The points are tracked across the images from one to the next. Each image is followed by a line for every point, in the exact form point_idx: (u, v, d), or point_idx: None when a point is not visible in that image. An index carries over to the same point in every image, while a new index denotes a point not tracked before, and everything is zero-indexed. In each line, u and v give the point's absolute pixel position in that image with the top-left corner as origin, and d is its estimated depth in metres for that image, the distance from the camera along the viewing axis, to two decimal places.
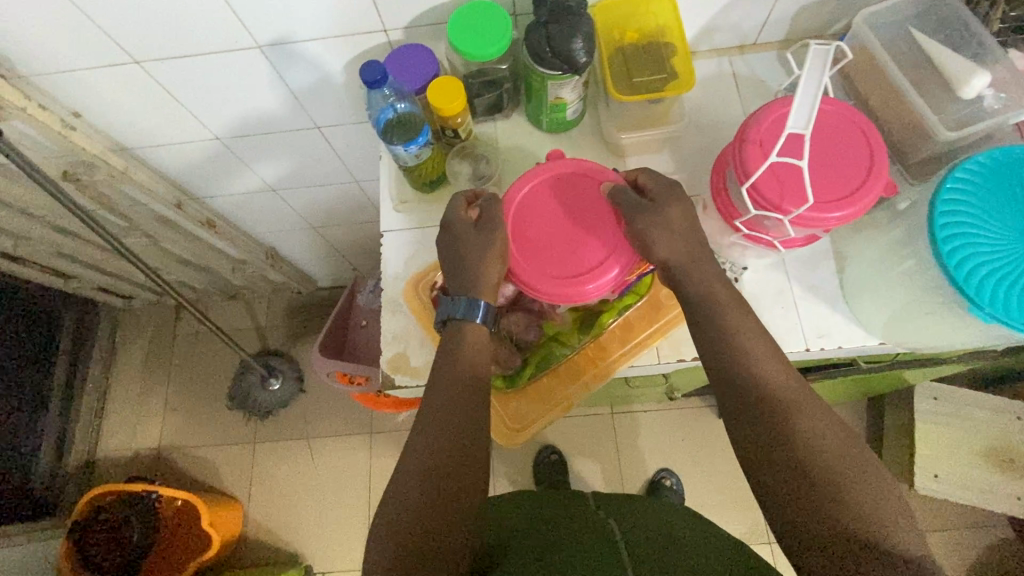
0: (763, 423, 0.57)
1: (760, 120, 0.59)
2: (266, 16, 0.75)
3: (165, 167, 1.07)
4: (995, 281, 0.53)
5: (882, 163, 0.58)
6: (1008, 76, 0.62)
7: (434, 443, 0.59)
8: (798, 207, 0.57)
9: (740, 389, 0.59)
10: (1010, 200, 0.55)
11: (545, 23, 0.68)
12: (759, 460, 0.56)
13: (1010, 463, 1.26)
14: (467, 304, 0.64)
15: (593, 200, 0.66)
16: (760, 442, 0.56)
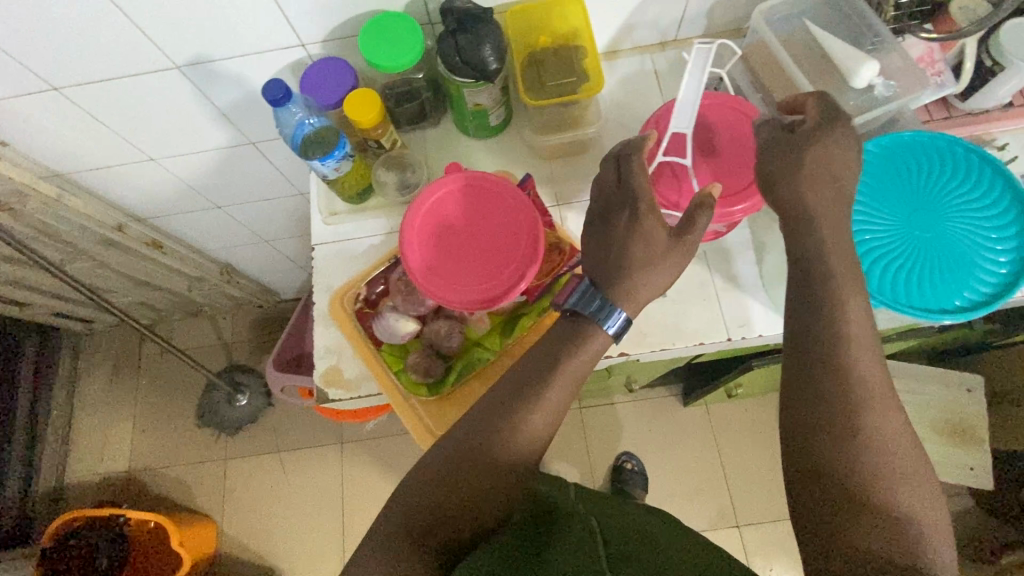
0: (820, 414, 0.54)
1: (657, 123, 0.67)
2: (180, 36, 0.75)
3: (104, 190, 1.06)
4: (883, 265, 0.61)
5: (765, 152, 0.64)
6: (900, 64, 0.64)
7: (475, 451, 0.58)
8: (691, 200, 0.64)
9: (803, 376, 0.56)
10: (893, 191, 0.63)
11: (454, 32, 0.68)
12: (799, 447, 0.55)
13: (962, 434, 1.29)
14: (604, 306, 0.60)
15: (488, 206, 0.61)
16: (809, 432, 0.54)
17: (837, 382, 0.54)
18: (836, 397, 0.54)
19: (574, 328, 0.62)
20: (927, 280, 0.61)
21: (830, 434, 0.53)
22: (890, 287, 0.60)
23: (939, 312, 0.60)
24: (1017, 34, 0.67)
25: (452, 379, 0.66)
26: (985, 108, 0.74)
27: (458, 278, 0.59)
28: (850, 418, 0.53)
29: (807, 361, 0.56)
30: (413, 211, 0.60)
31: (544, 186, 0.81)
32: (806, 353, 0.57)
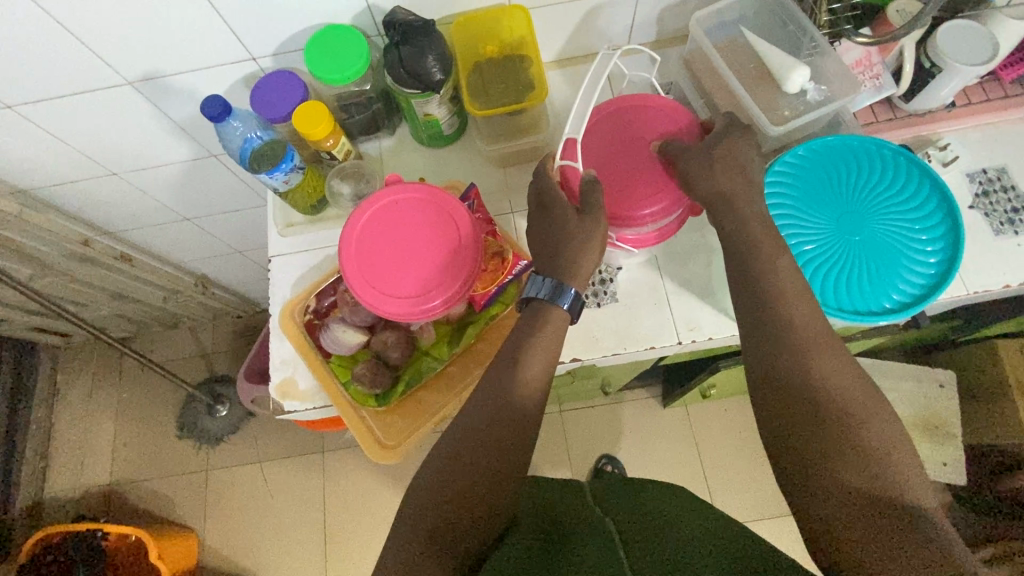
0: (811, 415, 0.53)
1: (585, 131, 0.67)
2: (129, 53, 0.75)
3: (70, 206, 1.06)
4: (814, 270, 0.63)
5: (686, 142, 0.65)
6: (833, 68, 0.65)
7: (457, 464, 0.57)
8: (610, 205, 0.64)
9: (783, 379, 0.55)
10: (823, 197, 0.65)
11: (397, 45, 0.69)
12: (800, 456, 0.52)
13: (937, 430, 1.28)
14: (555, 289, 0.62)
15: (422, 217, 0.60)
16: (807, 437, 0.52)
17: (814, 381, 0.54)
18: (819, 395, 0.53)
19: (517, 339, 0.62)
20: (856, 282, 0.63)
21: (829, 436, 0.51)
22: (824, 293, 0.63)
23: (871, 312, 0.63)
24: (954, 36, 0.68)
25: (401, 389, 0.67)
26: (928, 109, 0.75)
27: (395, 290, 0.58)
28: (839, 415, 0.52)
29: (780, 363, 0.55)
30: (348, 227, 0.59)
31: (498, 193, 0.82)
32: (775, 356, 0.56)
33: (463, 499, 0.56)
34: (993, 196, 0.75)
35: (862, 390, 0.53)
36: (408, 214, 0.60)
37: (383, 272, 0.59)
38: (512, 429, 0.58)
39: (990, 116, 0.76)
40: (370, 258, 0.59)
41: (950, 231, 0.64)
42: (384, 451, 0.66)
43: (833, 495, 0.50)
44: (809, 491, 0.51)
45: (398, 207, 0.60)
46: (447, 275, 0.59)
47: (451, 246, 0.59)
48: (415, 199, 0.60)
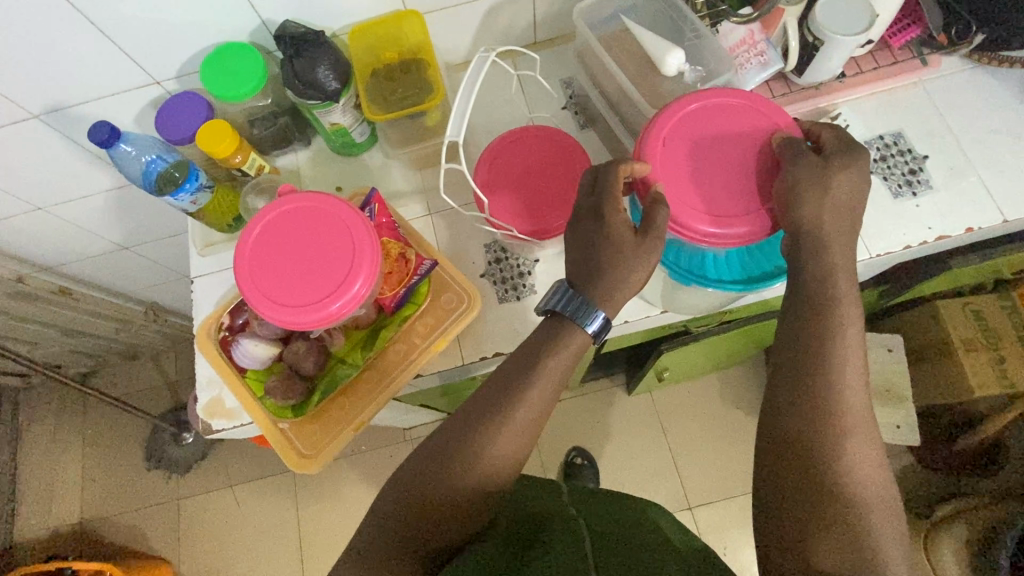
0: (807, 409, 0.54)
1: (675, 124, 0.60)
2: (28, 86, 0.75)
3: (3, 245, 1.06)
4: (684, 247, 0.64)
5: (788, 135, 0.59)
6: (714, 49, 0.66)
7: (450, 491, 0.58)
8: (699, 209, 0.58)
9: (794, 372, 0.56)
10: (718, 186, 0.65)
11: (291, 58, 0.69)
12: (785, 443, 0.54)
13: (888, 395, 1.31)
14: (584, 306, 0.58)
15: (310, 225, 0.60)
16: (794, 429, 0.54)
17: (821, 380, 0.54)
18: (821, 393, 0.54)
19: None
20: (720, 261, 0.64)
21: (815, 431, 0.53)
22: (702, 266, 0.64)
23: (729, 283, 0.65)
24: (831, 9, 0.70)
25: (317, 398, 0.67)
26: (820, 82, 0.77)
27: (295, 300, 0.58)
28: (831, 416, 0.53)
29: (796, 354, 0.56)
30: (238, 248, 0.60)
31: (414, 196, 0.83)
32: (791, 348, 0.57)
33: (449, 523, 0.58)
34: (891, 160, 0.77)
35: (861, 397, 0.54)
36: (295, 225, 0.60)
37: (282, 287, 0.59)
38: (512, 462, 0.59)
39: (881, 83, 0.79)
40: (266, 274, 0.59)
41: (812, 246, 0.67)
42: (304, 460, 0.67)
43: (793, 484, 0.53)
44: (775, 473, 0.54)
45: (286, 221, 0.61)
46: (343, 275, 0.59)
47: (344, 248, 0.60)
48: (300, 209, 0.61)
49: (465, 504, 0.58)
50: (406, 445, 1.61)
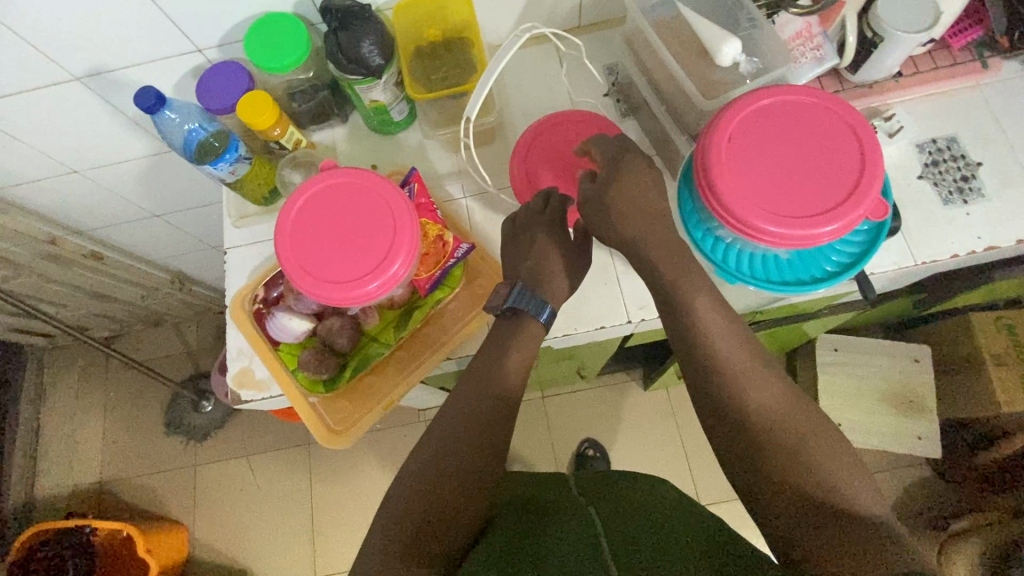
0: (748, 436, 0.55)
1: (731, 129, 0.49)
2: (73, 49, 0.75)
3: (39, 206, 1.07)
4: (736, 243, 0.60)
5: (863, 126, 0.48)
6: (771, 41, 0.64)
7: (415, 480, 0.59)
8: (775, 220, 0.48)
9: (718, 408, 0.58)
10: None
11: (336, 31, 0.68)
12: (748, 477, 0.55)
13: (910, 405, 1.29)
14: (537, 302, 0.65)
15: (346, 207, 0.60)
16: (747, 460, 0.55)
17: (744, 402, 0.57)
18: (754, 413, 0.56)
19: None
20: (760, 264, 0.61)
21: (769, 449, 0.54)
22: (749, 266, 0.61)
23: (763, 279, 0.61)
24: (894, 4, 0.67)
25: (348, 375, 0.67)
26: (874, 80, 0.75)
27: (333, 281, 0.58)
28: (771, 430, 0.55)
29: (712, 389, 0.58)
30: (276, 228, 0.59)
31: (449, 179, 0.82)
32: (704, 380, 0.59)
33: (431, 504, 0.57)
34: (943, 165, 0.74)
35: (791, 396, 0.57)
36: (330, 207, 0.60)
37: (320, 267, 0.59)
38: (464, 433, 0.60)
39: (938, 84, 0.76)
40: (303, 255, 0.59)
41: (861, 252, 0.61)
42: (333, 435, 0.67)
43: (780, 508, 0.52)
44: (761, 509, 0.54)
45: (321, 204, 0.60)
46: (380, 258, 0.58)
47: (381, 230, 0.59)
48: (334, 193, 0.60)
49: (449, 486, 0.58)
50: (420, 426, 1.62)
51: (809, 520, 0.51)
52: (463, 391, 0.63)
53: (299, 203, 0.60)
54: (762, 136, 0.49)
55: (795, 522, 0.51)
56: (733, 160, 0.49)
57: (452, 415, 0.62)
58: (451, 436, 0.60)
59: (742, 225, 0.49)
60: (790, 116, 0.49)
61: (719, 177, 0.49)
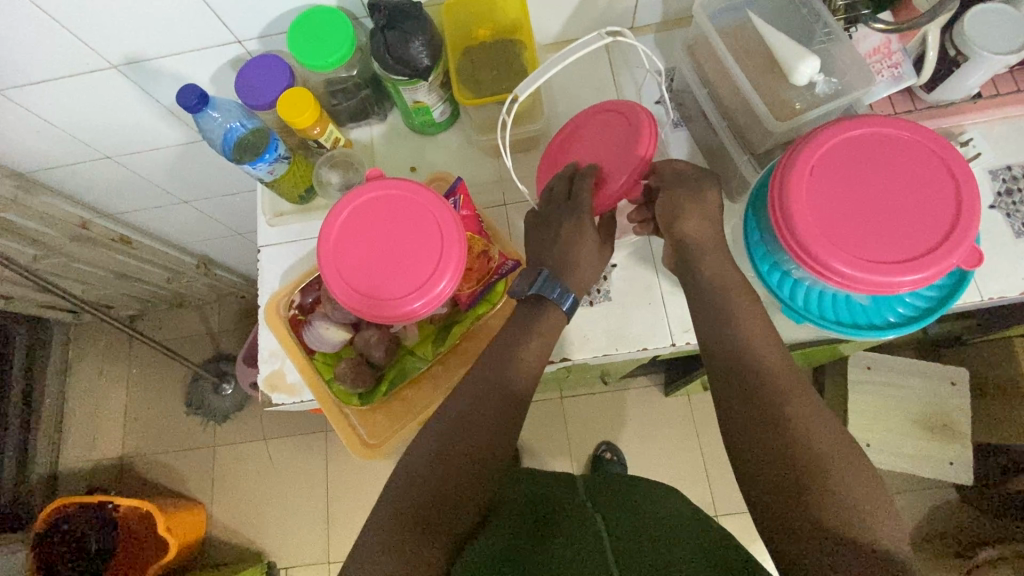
0: (767, 446, 0.53)
1: (808, 167, 0.47)
2: (112, 37, 0.73)
3: (70, 189, 1.06)
4: (805, 284, 0.57)
5: (954, 167, 0.46)
6: (849, 59, 0.60)
7: (414, 470, 0.56)
8: (855, 265, 0.45)
9: (735, 417, 0.56)
10: None
11: (383, 29, 0.65)
12: (763, 487, 0.52)
13: (943, 428, 1.25)
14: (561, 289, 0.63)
15: (392, 221, 0.58)
16: (763, 471, 0.52)
17: (766, 415, 0.54)
18: (777, 424, 0.53)
19: (510, 352, 0.61)
20: (830, 306, 0.57)
21: (788, 460, 0.52)
22: (816, 305, 0.58)
23: (834, 323, 0.58)
24: (983, 21, 0.62)
25: (383, 389, 0.67)
26: (951, 101, 0.69)
27: (380, 297, 0.57)
28: (797, 442, 0.52)
29: (731, 400, 0.57)
30: (323, 242, 0.58)
31: (489, 186, 0.79)
32: (726, 392, 0.58)
33: (430, 497, 0.54)
34: (1016, 196, 0.70)
35: (817, 412, 0.54)
36: (375, 221, 0.59)
37: (366, 283, 0.57)
38: (469, 427, 0.57)
39: (1019, 108, 0.71)
40: (349, 271, 0.58)
41: (940, 298, 0.57)
42: (365, 447, 0.67)
43: (794, 522, 0.49)
44: (776, 525, 0.51)
45: (368, 218, 0.59)
46: (428, 275, 0.57)
47: (428, 246, 0.57)
48: (381, 206, 0.59)
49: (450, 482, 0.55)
50: None
51: (830, 538, 0.47)
52: (478, 392, 0.59)
53: (347, 215, 0.59)
54: (839, 175, 0.47)
55: (814, 540, 0.48)
56: (810, 199, 0.47)
57: (473, 421, 0.58)
58: (460, 431, 0.57)
59: (821, 268, 0.47)
60: (872, 154, 0.47)
61: (798, 209, 0.47)
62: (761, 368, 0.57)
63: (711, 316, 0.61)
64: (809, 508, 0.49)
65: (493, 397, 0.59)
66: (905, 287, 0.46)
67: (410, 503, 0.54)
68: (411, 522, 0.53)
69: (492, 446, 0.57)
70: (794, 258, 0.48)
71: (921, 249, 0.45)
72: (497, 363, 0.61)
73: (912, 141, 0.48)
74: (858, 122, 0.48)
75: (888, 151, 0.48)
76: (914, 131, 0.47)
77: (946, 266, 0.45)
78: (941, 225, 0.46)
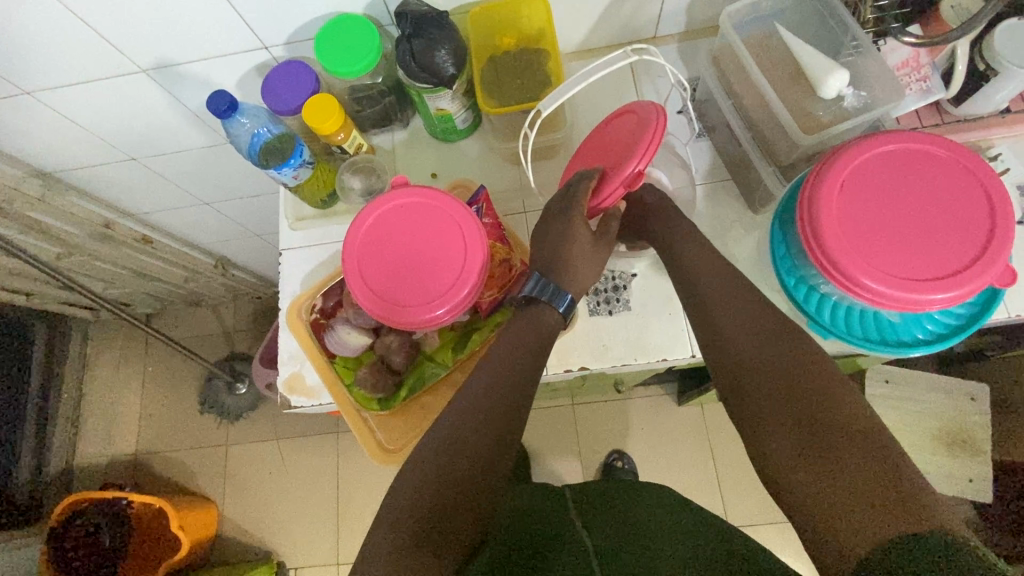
0: (781, 424, 0.51)
1: (839, 181, 0.47)
2: (143, 41, 0.74)
3: (94, 188, 1.08)
4: (832, 299, 0.57)
5: (992, 186, 0.46)
6: (878, 73, 0.60)
7: (416, 468, 0.55)
8: (883, 282, 0.45)
9: (745, 397, 0.54)
10: None
11: (409, 37, 0.65)
12: (774, 455, 0.50)
13: (961, 445, 1.23)
14: (556, 290, 0.63)
15: (416, 228, 0.59)
16: (772, 441, 0.51)
17: (772, 388, 0.53)
18: (783, 393, 0.52)
19: (530, 360, 0.61)
20: (859, 322, 0.57)
21: (805, 436, 0.49)
22: (843, 320, 0.57)
23: (862, 338, 0.57)
24: (1015, 36, 0.61)
25: (403, 394, 0.67)
26: (980, 115, 0.68)
27: (403, 303, 0.57)
28: (805, 407, 0.50)
29: (743, 381, 0.55)
30: (348, 246, 0.59)
31: (510, 193, 0.79)
32: (739, 372, 0.55)
33: (430, 489, 0.53)
34: None
35: (838, 386, 0.51)
36: (399, 227, 0.59)
37: (389, 288, 0.58)
38: (479, 430, 0.56)
39: None
40: (373, 276, 0.58)
41: (972, 317, 0.56)
42: (382, 450, 0.67)
43: (808, 489, 0.47)
44: (796, 504, 0.48)
45: (394, 224, 0.59)
46: (450, 283, 0.57)
47: (450, 253, 0.58)
48: (406, 213, 0.59)
49: (465, 471, 0.54)
50: None
51: (856, 511, 0.45)
52: (494, 396, 0.59)
53: (373, 222, 0.59)
54: (871, 191, 0.47)
55: (836, 516, 0.45)
56: (841, 213, 0.46)
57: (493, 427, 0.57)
58: (472, 434, 0.56)
59: (849, 284, 0.46)
60: (904, 170, 0.47)
61: (827, 222, 0.46)
62: (779, 352, 0.54)
63: None
64: (823, 473, 0.47)
65: (502, 401, 0.59)
66: (936, 306, 0.46)
67: (414, 500, 0.52)
68: (424, 514, 0.52)
69: (499, 450, 0.57)
70: (822, 273, 0.48)
71: (953, 268, 0.45)
72: (514, 369, 0.60)
73: (946, 158, 0.47)
74: (890, 135, 0.48)
75: (923, 167, 0.47)
76: (950, 149, 0.47)
77: (980, 286, 0.44)
78: (976, 243, 0.45)
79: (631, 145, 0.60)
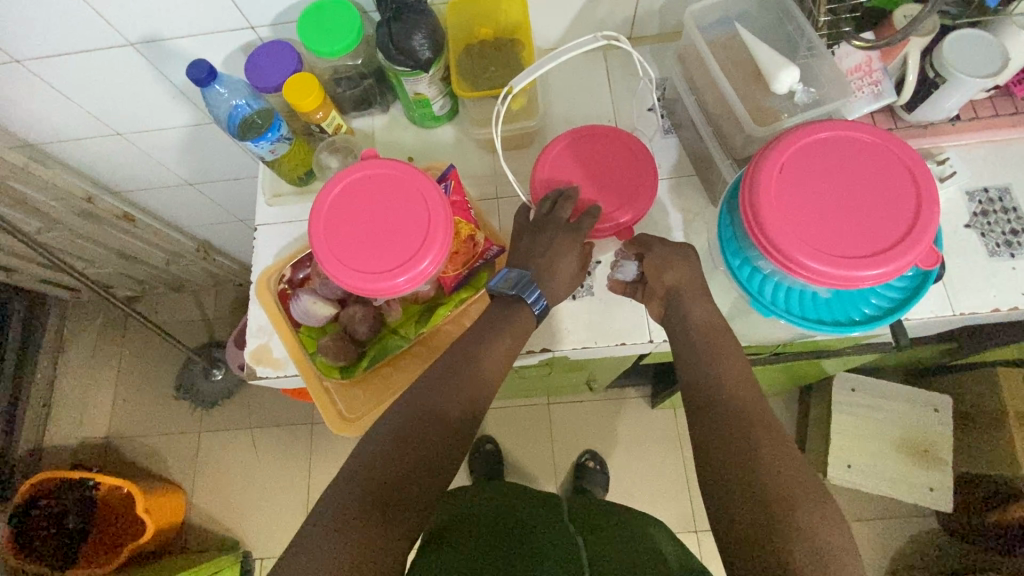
0: (745, 497, 0.50)
1: (778, 164, 0.50)
2: (132, 15, 0.76)
3: (77, 164, 1.09)
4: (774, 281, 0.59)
5: (920, 173, 0.49)
6: (829, 74, 0.63)
7: (371, 468, 0.53)
8: (816, 260, 0.48)
9: (741, 538, 0.49)
10: None
11: (389, 20, 0.68)
12: (732, 516, 0.50)
13: (924, 454, 1.25)
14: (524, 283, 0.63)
15: (382, 198, 0.61)
16: (729, 500, 0.51)
17: (734, 443, 0.53)
18: (747, 454, 0.52)
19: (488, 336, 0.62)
20: (798, 302, 0.60)
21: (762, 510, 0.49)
22: (784, 300, 0.60)
23: (803, 318, 0.60)
24: (961, 46, 0.64)
25: (364, 365, 0.69)
26: (930, 122, 0.72)
27: (365, 269, 0.59)
28: (763, 474, 0.51)
29: (728, 489, 0.52)
30: (315, 214, 0.61)
31: (484, 179, 0.82)
32: (730, 487, 0.51)
33: (382, 498, 0.51)
34: (992, 216, 0.71)
35: (817, 490, 0.50)
36: (367, 198, 0.61)
37: (353, 256, 0.59)
38: (433, 470, 0.54)
39: (998, 133, 0.72)
40: (338, 242, 0.60)
41: (907, 300, 0.59)
42: (342, 421, 0.69)
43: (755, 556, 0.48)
44: None
45: (360, 194, 0.61)
46: (412, 252, 0.59)
47: (415, 224, 0.60)
48: (373, 184, 0.61)
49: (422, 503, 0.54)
50: None
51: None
52: (447, 383, 0.59)
53: (339, 191, 0.61)
54: (807, 174, 0.49)
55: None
56: (779, 194, 0.49)
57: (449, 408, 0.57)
58: (430, 412, 0.56)
59: (787, 261, 0.49)
60: (841, 154, 0.50)
61: (766, 201, 0.49)
62: (762, 456, 0.52)
63: (682, 312, 0.63)
64: (771, 539, 0.48)
65: (448, 465, 0.56)
66: (867, 282, 0.48)
67: (365, 510, 0.50)
68: (372, 520, 0.50)
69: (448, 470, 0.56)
70: (763, 252, 0.50)
71: (881, 247, 0.48)
72: (473, 345, 0.61)
73: (876, 145, 0.50)
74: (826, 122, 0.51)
75: (855, 153, 0.50)
76: (882, 136, 0.50)
77: (906, 264, 0.47)
78: (903, 224, 0.48)
79: (624, 195, 0.68)
